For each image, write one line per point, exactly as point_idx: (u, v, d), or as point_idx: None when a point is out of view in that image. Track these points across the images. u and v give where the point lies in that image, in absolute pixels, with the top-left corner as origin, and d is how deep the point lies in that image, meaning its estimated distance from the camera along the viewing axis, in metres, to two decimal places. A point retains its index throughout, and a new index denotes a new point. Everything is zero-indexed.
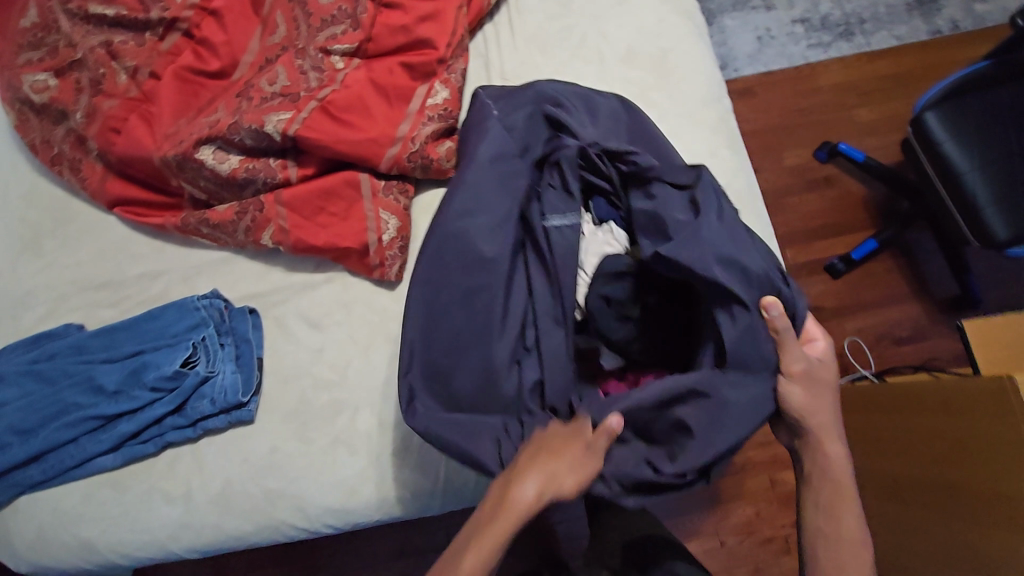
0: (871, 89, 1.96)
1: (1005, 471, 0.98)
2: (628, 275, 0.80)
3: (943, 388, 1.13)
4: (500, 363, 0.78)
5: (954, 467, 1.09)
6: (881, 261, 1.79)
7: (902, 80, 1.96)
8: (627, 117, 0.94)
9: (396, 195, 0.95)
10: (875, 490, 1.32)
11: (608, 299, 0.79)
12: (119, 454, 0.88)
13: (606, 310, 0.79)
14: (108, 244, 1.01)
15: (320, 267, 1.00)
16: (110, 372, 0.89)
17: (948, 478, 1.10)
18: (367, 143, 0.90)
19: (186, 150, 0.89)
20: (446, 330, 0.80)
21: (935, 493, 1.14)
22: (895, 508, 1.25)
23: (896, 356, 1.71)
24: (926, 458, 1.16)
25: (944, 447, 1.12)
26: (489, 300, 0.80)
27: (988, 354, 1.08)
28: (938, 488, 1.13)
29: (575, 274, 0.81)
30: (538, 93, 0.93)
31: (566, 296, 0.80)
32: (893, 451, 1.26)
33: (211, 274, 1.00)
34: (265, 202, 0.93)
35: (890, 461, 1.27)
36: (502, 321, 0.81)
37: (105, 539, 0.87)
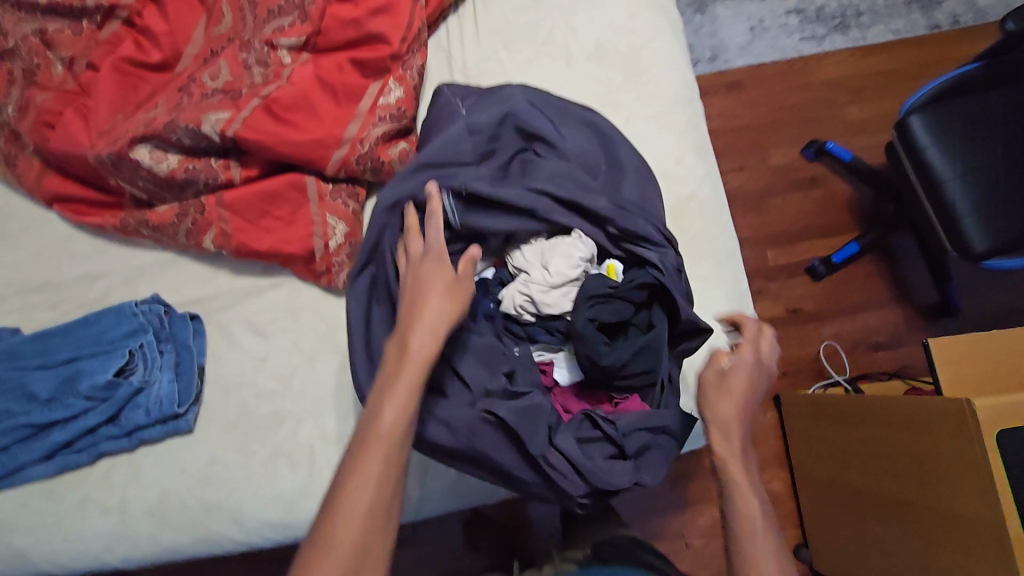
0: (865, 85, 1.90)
1: (956, 492, 0.98)
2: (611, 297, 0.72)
3: (891, 404, 1.11)
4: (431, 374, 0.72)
5: (907, 484, 1.09)
6: (863, 265, 1.75)
7: (896, 78, 1.90)
8: (600, 126, 0.84)
9: (344, 199, 0.91)
10: (835, 497, 1.34)
11: (596, 320, 0.71)
12: (52, 463, 0.86)
13: (592, 330, 0.70)
14: (48, 242, 0.97)
15: (267, 271, 0.96)
16: (43, 379, 0.86)
17: (901, 494, 1.11)
18: (311, 145, 0.86)
19: (120, 149, 0.85)
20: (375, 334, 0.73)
21: (892, 509, 1.14)
22: (854, 517, 1.27)
23: (871, 362, 1.69)
24: (883, 474, 1.15)
25: (900, 464, 1.11)
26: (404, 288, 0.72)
27: (954, 371, 1.03)
28: (891, 503, 1.14)
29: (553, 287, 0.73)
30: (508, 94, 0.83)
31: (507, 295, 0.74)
32: (853, 465, 1.26)
33: (153, 276, 0.96)
34: (206, 203, 0.89)
35: (847, 471, 1.28)
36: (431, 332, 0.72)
37: (38, 549, 0.85)
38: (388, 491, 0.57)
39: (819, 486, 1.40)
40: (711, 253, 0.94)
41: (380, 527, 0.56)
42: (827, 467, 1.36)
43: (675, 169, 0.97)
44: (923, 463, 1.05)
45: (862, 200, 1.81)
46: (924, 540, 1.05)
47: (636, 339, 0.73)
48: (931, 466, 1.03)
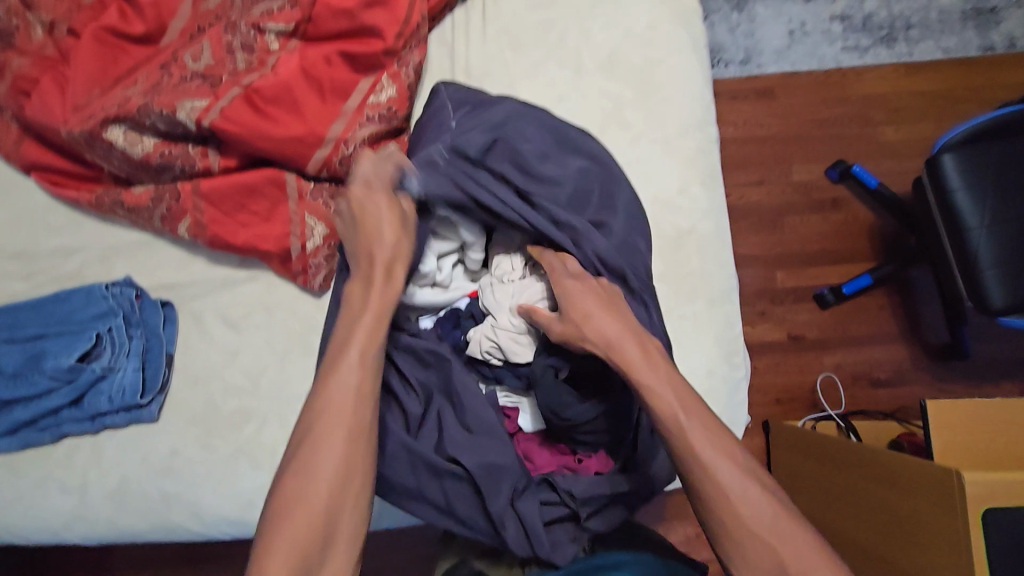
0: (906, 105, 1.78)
1: (938, 559, 0.93)
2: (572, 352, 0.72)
3: (886, 457, 1.05)
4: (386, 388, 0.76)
5: (889, 540, 1.05)
6: (877, 295, 1.67)
7: (939, 100, 1.78)
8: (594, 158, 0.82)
9: (325, 198, 0.86)
10: None
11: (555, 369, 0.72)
12: (15, 438, 0.86)
13: (552, 383, 0.71)
14: (22, 211, 0.94)
15: (244, 263, 0.93)
16: (10, 354, 0.86)
17: (881, 549, 1.06)
18: (292, 142, 0.82)
19: (94, 129, 0.82)
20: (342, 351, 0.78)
21: (861, 559, 1.11)
22: None
23: (871, 399, 1.63)
24: (856, 523, 1.13)
25: (876, 517, 1.08)
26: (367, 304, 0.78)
27: (946, 437, 1.00)
28: (869, 556, 1.09)
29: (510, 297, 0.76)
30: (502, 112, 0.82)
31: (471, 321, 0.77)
32: (828, 506, 1.23)
33: (128, 257, 0.94)
34: (181, 191, 0.86)
35: (828, 516, 1.22)
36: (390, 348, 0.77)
37: (0, 519, 0.87)
38: (351, 471, 0.62)
39: (792, 519, 1.38)
40: (706, 292, 0.91)
41: (347, 498, 0.61)
42: (804, 503, 1.33)
43: (676, 199, 0.92)
44: (900, 522, 1.02)
45: (885, 227, 1.71)
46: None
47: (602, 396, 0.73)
48: (907, 526, 1.00)
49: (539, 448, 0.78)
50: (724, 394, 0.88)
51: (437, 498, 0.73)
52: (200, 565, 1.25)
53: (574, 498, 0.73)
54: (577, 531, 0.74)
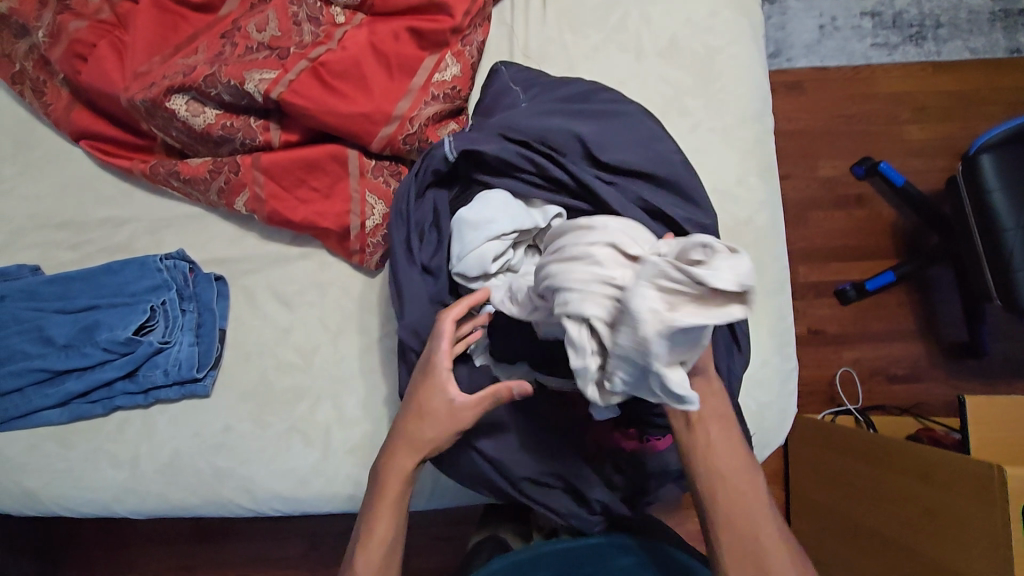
0: (931, 106, 1.72)
1: (971, 552, 0.96)
2: None
3: (920, 454, 1.07)
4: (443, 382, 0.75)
5: (920, 534, 1.07)
6: (896, 292, 1.65)
7: (965, 101, 1.72)
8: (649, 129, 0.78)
9: (386, 177, 0.86)
10: (831, 531, 1.29)
11: None
12: (66, 410, 0.85)
13: None
14: (70, 179, 0.92)
15: (297, 240, 0.92)
16: (60, 324, 0.84)
17: (910, 543, 1.08)
18: (359, 118, 0.80)
19: (156, 97, 0.80)
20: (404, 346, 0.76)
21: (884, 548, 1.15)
22: (848, 555, 1.23)
23: (886, 394, 1.63)
24: (881, 515, 1.16)
25: (903, 511, 1.11)
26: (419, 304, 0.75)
27: (984, 432, 1.03)
28: (897, 549, 1.11)
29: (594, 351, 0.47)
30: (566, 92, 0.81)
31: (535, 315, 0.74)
32: (848, 496, 1.26)
33: (180, 229, 0.92)
34: (242, 164, 0.84)
35: (854, 509, 1.23)
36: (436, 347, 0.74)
37: (48, 491, 0.85)
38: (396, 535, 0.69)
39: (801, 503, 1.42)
40: (760, 285, 0.91)
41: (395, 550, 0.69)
42: (818, 491, 1.36)
43: (735, 190, 0.92)
44: (929, 516, 1.05)
45: (906, 225, 1.68)
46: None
47: None
48: (937, 521, 1.03)
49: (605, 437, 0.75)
50: (774, 383, 0.90)
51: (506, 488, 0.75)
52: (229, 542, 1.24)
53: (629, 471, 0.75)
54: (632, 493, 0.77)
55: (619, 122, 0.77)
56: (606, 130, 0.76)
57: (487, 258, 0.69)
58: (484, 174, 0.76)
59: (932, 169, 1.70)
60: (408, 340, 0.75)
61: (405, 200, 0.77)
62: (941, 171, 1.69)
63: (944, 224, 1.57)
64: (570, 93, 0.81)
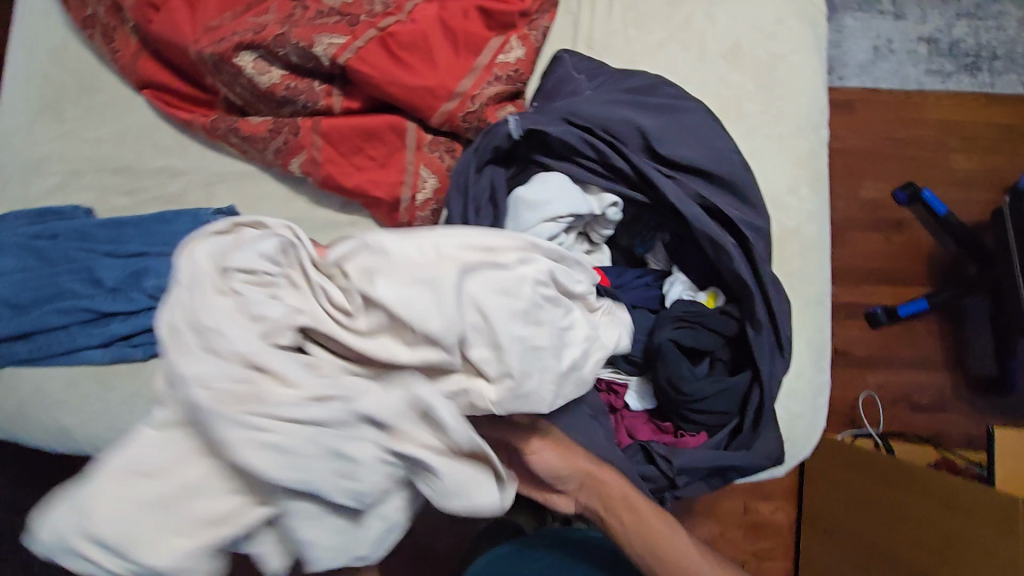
0: (983, 136, 1.69)
1: None
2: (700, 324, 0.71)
3: (949, 482, 1.06)
4: None
5: (931, 561, 1.06)
6: (926, 321, 1.63)
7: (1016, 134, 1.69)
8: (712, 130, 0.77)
9: (441, 152, 0.86)
10: (841, 548, 1.29)
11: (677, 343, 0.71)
12: (108, 351, 0.86)
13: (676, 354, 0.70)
14: (130, 126, 0.94)
15: (346, 207, 0.93)
16: (110, 267, 0.85)
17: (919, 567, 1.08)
18: (422, 92, 0.80)
19: (225, 52, 0.81)
20: None
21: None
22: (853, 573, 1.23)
23: (906, 421, 1.61)
24: (892, 544, 1.15)
25: (916, 541, 1.10)
26: None
27: (1010, 465, 1.02)
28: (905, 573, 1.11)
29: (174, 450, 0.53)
30: (629, 83, 0.81)
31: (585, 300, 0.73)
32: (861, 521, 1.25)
33: (232, 186, 0.93)
34: (302, 127, 0.85)
35: (867, 529, 1.23)
36: None
37: (84, 429, 0.87)
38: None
39: (811, 523, 1.42)
40: (803, 295, 0.90)
41: None
42: (830, 514, 1.35)
43: (787, 198, 0.91)
44: (942, 549, 1.04)
45: (943, 254, 1.66)
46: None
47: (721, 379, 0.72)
48: (948, 555, 1.02)
49: (642, 423, 0.77)
50: (808, 395, 0.89)
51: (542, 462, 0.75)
52: None
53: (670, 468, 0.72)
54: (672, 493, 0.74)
55: (682, 118, 0.76)
56: (667, 124, 0.76)
57: (542, 239, 0.71)
58: (546, 156, 0.76)
59: (979, 202, 1.67)
60: None
61: (465, 174, 0.76)
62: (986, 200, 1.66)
63: (985, 257, 1.54)
64: (632, 84, 0.81)
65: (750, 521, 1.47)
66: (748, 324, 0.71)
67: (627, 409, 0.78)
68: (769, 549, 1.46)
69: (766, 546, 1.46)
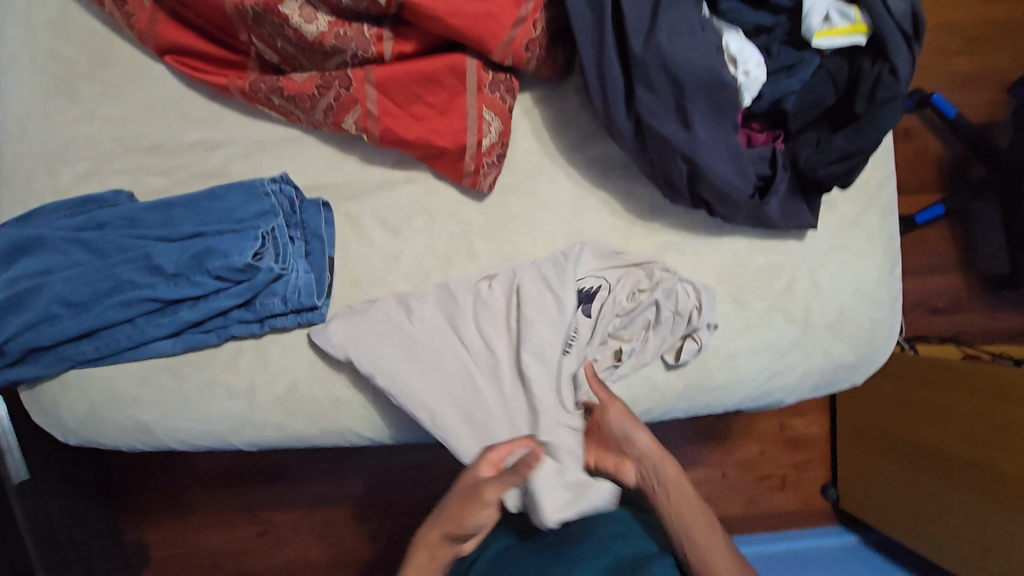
0: (984, 36, 1.54)
1: None
2: (784, 101, 0.72)
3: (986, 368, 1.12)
4: (620, 120, 0.74)
5: (1002, 453, 1.07)
6: (940, 226, 1.55)
7: None
8: None
9: (502, 93, 0.82)
10: (900, 460, 1.29)
11: (785, 95, 0.71)
12: (178, 340, 0.82)
13: (791, 105, 0.72)
14: (156, 99, 0.86)
15: (400, 163, 0.88)
16: (168, 252, 0.79)
17: (1000, 462, 1.07)
18: (485, 18, 0.76)
19: (270, 1, 0.75)
20: (632, 69, 0.71)
21: (970, 489, 1.12)
22: (931, 482, 1.21)
23: (927, 326, 1.55)
24: (978, 444, 1.11)
25: (975, 432, 1.12)
26: (609, 72, 0.72)
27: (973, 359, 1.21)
28: (983, 471, 1.09)
29: (639, 100, 0.72)
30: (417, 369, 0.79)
31: (660, 90, 0.70)
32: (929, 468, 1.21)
33: (277, 153, 0.87)
34: (353, 78, 0.79)
35: (971, 457, 1.12)
36: (615, 87, 0.72)
37: (164, 424, 0.83)
38: None
39: (848, 476, 1.46)
40: (877, 205, 0.91)
41: None
42: (879, 472, 1.36)
43: None
44: (1011, 429, 1.06)
45: (952, 158, 1.56)
46: (1009, 510, 1.04)
47: (848, 147, 0.71)
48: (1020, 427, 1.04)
49: (757, 134, 0.76)
50: (886, 302, 0.90)
51: (707, 191, 0.75)
52: (322, 454, 1.40)
53: (794, 165, 0.75)
54: (810, 204, 0.78)
55: None
56: None
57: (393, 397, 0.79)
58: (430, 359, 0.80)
59: (977, 102, 1.54)
60: (598, 97, 0.74)
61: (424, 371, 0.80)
62: (990, 100, 1.54)
63: (994, 155, 1.45)
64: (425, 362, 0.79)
65: (786, 438, 1.51)
66: (865, 79, 0.69)
67: (759, 130, 0.77)
68: (808, 462, 1.52)
69: (803, 460, 1.51)
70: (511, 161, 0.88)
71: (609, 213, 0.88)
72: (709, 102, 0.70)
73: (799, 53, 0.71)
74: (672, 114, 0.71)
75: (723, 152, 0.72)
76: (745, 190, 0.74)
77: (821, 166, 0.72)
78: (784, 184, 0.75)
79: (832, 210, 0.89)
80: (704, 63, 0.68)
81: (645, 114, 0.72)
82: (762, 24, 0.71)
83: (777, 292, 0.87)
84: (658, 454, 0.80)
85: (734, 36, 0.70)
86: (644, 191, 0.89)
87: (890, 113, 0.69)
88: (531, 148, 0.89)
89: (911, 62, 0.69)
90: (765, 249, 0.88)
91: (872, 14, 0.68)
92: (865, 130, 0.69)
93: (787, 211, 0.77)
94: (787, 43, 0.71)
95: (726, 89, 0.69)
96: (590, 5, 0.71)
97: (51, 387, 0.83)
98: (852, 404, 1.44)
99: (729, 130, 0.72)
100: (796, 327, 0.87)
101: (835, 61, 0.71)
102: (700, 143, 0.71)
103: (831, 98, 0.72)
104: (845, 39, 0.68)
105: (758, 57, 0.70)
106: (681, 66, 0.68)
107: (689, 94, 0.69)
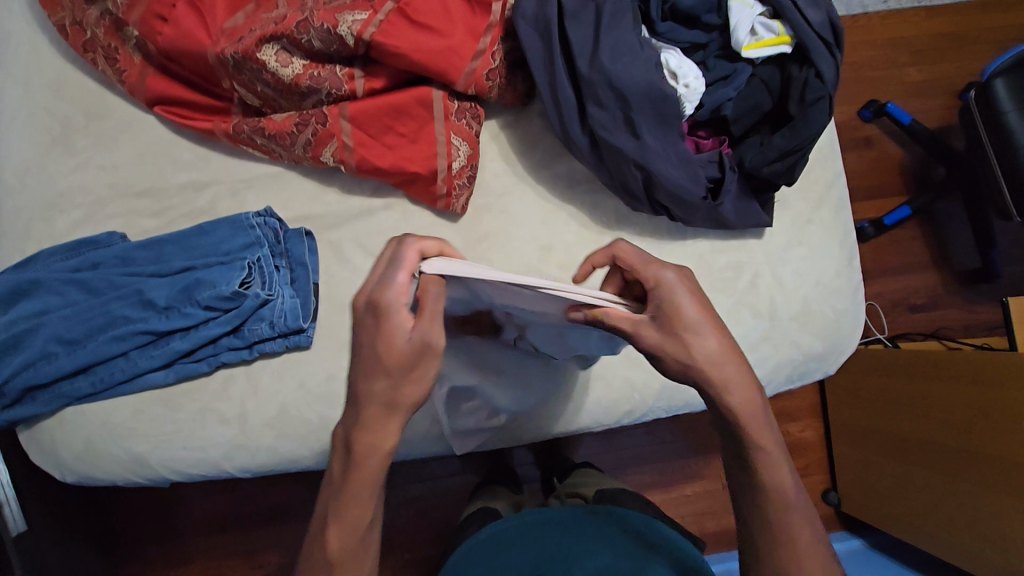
0: (928, 47, 1.63)
1: (1015, 436, 1.02)
2: (724, 109, 0.79)
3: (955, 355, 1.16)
4: (577, 136, 0.80)
5: (986, 437, 1.08)
6: (910, 226, 1.60)
7: (982, 29, 1.65)
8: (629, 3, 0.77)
9: (468, 120, 0.88)
10: (893, 454, 1.30)
11: (724, 103, 0.78)
12: (171, 371, 0.85)
13: (732, 114, 0.79)
14: (148, 146, 0.92)
15: (378, 191, 0.94)
16: (159, 287, 0.84)
17: (987, 447, 1.08)
18: (445, 52, 0.83)
19: (247, 49, 0.81)
20: (583, 90, 0.78)
21: (960, 477, 1.13)
22: (924, 474, 1.21)
23: (910, 323, 1.57)
24: (963, 431, 1.12)
25: (960, 419, 1.14)
26: (563, 95, 0.79)
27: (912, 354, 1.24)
28: (972, 457, 1.10)
29: (592, 119, 0.78)
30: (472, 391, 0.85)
31: (610, 106, 0.77)
32: (921, 460, 1.22)
33: (261, 190, 0.93)
34: (329, 114, 0.85)
35: (957, 443, 1.14)
36: (570, 108, 0.79)
37: (157, 454, 0.85)
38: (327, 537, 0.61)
39: (847, 478, 1.46)
40: (829, 202, 0.96)
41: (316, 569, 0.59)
42: (877, 470, 1.35)
43: None
44: (992, 412, 1.08)
45: (916, 161, 1.62)
46: (1005, 494, 1.04)
47: (788, 146, 0.76)
48: (1007, 412, 1.04)
49: (705, 141, 0.83)
50: (848, 292, 0.94)
51: (664, 196, 0.79)
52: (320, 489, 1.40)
53: (742, 166, 0.80)
54: (763, 205, 0.84)
55: None
56: (614, 9, 0.77)
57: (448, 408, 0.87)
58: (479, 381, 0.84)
59: (930, 108, 1.62)
60: (556, 118, 0.80)
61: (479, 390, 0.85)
62: (943, 106, 1.62)
63: (951, 155, 1.51)
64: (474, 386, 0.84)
65: None
66: (795, 83, 0.76)
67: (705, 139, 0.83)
68: (807, 466, 1.52)
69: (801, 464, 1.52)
70: (482, 182, 0.94)
71: (578, 225, 0.93)
72: (654, 114, 0.76)
73: (732, 65, 0.79)
74: (623, 127, 0.77)
75: (675, 159, 0.78)
76: (698, 192, 0.78)
77: (766, 164, 0.78)
78: (736, 186, 0.80)
79: (787, 208, 0.95)
80: (646, 79, 0.75)
81: (599, 131, 0.78)
82: (696, 44, 0.79)
83: (742, 288, 0.92)
84: (720, 359, 0.58)
85: (670, 54, 0.78)
86: (609, 203, 0.94)
87: (820, 109, 0.75)
88: (501, 169, 0.95)
89: (833, 65, 0.76)
90: (727, 249, 0.93)
91: (793, 26, 0.75)
92: (800, 128, 0.76)
93: (742, 212, 0.82)
94: (720, 58, 0.79)
95: (668, 100, 0.75)
96: (540, 36, 0.79)
97: (48, 425, 0.86)
98: (844, 404, 1.46)
99: (675, 140, 0.77)
100: (763, 319, 0.91)
101: (766, 70, 0.78)
102: (650, 151, 0.77)
103: (768, 103, 0.78)
104: (772, 49, 0.75)
105: (696, 70, 0.76)
106: (625, 83, 0.75)
107: (634, 106, 0.76)
